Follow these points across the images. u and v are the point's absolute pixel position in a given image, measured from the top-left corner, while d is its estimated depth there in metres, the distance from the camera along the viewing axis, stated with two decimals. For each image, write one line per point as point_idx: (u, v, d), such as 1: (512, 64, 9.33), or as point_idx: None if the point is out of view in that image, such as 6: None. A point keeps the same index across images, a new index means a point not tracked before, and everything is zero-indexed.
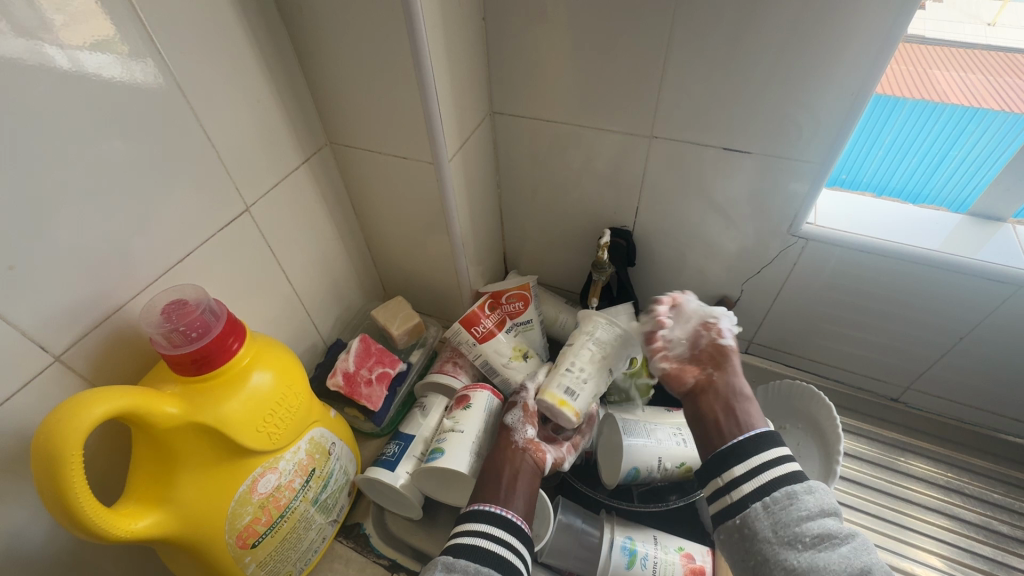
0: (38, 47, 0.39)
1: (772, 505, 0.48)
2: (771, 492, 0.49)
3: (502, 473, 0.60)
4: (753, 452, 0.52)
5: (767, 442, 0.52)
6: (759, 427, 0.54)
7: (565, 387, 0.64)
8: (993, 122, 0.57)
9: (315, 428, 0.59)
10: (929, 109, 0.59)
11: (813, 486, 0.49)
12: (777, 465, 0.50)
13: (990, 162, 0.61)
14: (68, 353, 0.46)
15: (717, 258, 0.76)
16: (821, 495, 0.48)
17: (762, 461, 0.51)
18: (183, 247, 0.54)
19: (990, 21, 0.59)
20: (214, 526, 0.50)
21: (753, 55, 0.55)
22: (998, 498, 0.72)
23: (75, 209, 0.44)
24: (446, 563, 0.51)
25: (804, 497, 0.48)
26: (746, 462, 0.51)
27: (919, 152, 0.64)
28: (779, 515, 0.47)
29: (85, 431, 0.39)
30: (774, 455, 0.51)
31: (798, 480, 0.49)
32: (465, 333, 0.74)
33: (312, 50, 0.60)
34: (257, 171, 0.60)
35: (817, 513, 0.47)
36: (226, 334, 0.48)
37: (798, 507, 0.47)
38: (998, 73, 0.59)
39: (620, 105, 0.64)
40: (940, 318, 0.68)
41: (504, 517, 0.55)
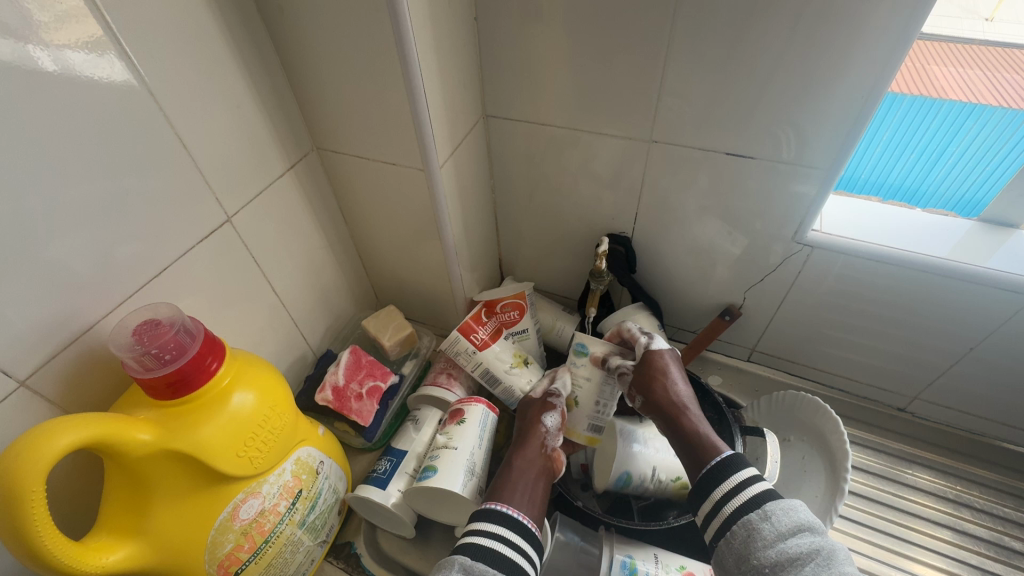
0: (22, 48, 0.37)
1: (734, 537, 0.48)
2: (732, 523, 0.49)
3: (531, 475, 0.60)
4: (712, 484, 0.52)
5: (720, 471, 0.52)
6: (721, 451, 0.54)
7: (590, 425, 0.68)
8: (992, 117, 0.55)
9: (301, 447, 0.57)
10: (927, 104, 0.56)
11: (770, 509, 0.47)
12: (731, 496, 0.50)
13: (991, 158, 0.58)
14: (34, 377, 0.44)
15: (718, 266, 0.74)
16: (781, 517, 0.47)
17: (719, 494, 0.51)
18: (161, 261, 0.51)
19: (988, 16, 0.55)
20: (192, 556, 0.48)
21: (758, 56, 0.52)
22: (1008, 512, 0.70)
23: (43, 223, 0.41)
24: (465, 563, 0.48)
25: (761, 525, 0.47)
26: (709, 498, 0.52)
27: (916, 149, 0.61)
28: (741, 548, 0.47)
29: (49, 464, 0.36)
30: (730, 486, 0.51)
31: (756, 507, 0.48)
32: (463, 342, 0.71)
33: (295, 51, 0.57)
34: (239, 179, 0.58)
35: (774, 540, 0.46)
36: (204, 354, 0.46)
37: (757, 537, 0.47)
38: (994, 69, 0.56)
39: (618, 109, 0.62)
40: (949, 328, 0.65)
41: (521, 522, 0.53)
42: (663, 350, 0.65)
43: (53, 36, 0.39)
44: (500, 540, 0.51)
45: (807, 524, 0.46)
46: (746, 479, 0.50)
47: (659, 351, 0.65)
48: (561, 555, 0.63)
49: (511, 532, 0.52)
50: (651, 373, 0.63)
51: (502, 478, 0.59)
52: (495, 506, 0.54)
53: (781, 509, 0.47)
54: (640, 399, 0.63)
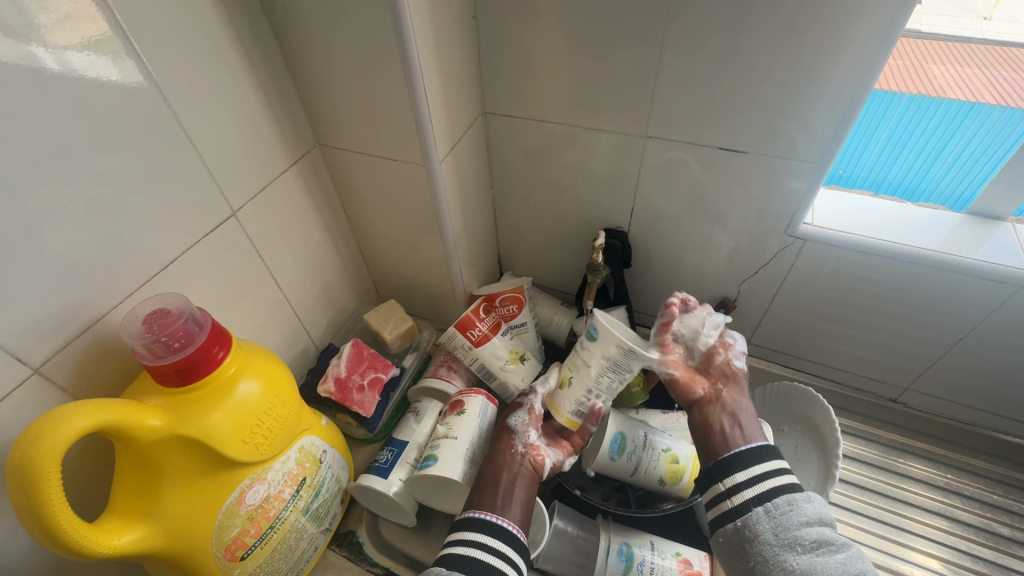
0: (26, 49, 0.38)
1: (773, 509, 0.50)
2: (771, 499, 0.51)
3: (500, 477, 0.59)
4: (756, 459, 0.54)
5: (766, 452, 0.55)
6: (759, 440, 0.57)
7: (577, 407, 0.65)
8: (990, 114, 0.56)
9: (305, 436, 0.58)
10: (926, 103, 0.57)
11: (812, 495, 0.51)
12: (776, 474, 0.52)
13: (989, 156, 0.59)
14: (47, 364, 0.45)
15: (713, 259, 0.75)
16: (819, 504, 0.50)
17: (763, 468, 0.53)
18: (169, 253, 0.53)
19: (986, 15, 0.58)
20: (200, 539, 0.49)
21: (752, 52, 0.54)
22: (996, 499, 0.71)
23: (55, 215, 0.43)
24: (441, 574, 0.50)
25: (804, 505, 0.50)
26: (750, 470, 0.53)
27: (916, 146, 0.62)
28: (781, 519, 0.49)
29: (64, 446, 0.38)
30: (773, 464, 0.53)
31: (796, 488, 0.51)
32: (459, 338, 0.72)
33: (298, 49, 0.58)
34: (243, 174, 0.59)
35: (813, 520, 0.49)
36: (211, 342, 0.47)
37: (798, 513, 0.49)
38: (992, 67, 0.58)
39: (614, 105, 0.63)
40: (939, 319, 0.67)
41: (499, 526, 0.54)
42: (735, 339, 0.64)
43: (59, 36, 0.40)
44: (479, 547, 0.52)
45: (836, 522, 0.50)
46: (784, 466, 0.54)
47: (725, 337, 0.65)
48: (558, 541, 0.65)
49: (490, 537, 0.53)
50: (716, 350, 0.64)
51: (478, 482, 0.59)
52: (477, 513, 0.55)
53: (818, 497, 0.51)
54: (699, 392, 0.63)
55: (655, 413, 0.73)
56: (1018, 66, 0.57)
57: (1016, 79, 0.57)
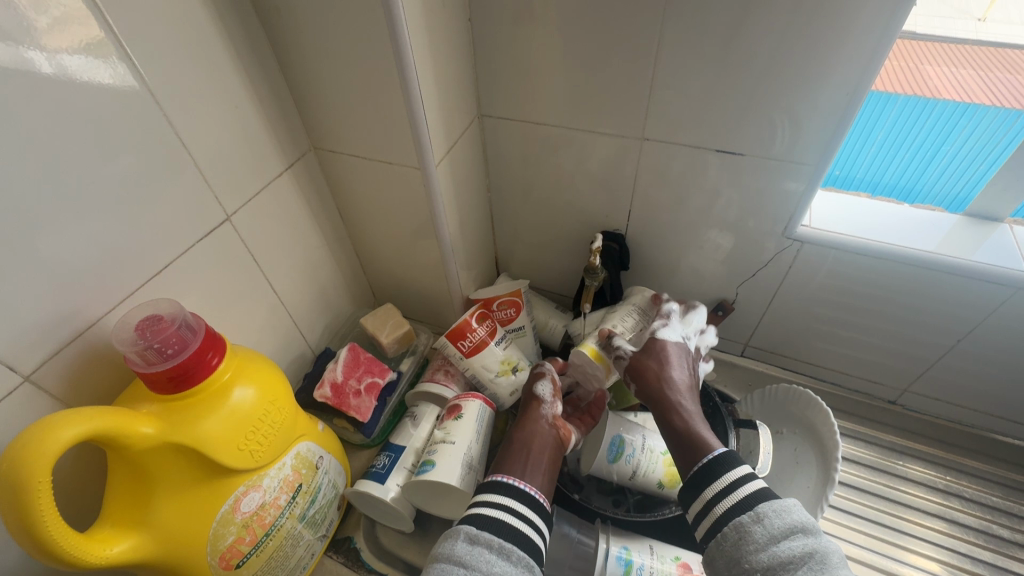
0: (20, 53, 0.38)
1: (724, 540, 0.49)
2: (721, 526, 0.50)
3: (530, 447, 0.61)
4: (705, 482, 0.53)
5: (714, 470, 0.53)
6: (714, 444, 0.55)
7: None
8: (985, 116, 0.56)
9: (301, 442, 0.57)
10: (921, 104, 0.57)
11: (762, 511, 0.48)
12: (722, 498, 0.51)
13: (985, 156, 0.59)
14: (39, 372, 0.45)
15: (710, 261, 0.75)
16: (773, 520, 0.47)
17: (711, 494, 0.52)
18: (163, 258, 0.52)
19: (980, 16, 0.57)
20: (194, 548, 0.48)
21: (748, 54, 0.53)
22: (996, 501, 0.71)
23: (46, 220, 0.42)
24: (470, 533, 0.49)
25: (753, 528, 0.48)
26: (702, 498, 0.52)
27: (912, 147, 0.62)
28: (732, 551, 0.48)
29: (55, 455, 0.37)
30: (721, 486, 0.51)
31: (747, 509, 0.49)
32: (452, 347, 0.71)
33: (291, 52, 0.58)
34: (237, 178, 0.58)
35: (766, 543, 0.46)
36: (205, 348, 0.47)
37: (748, 540, 0.48)
38: (987, 69, 0.58)
39: (611, 107, 0.63)
40: (937, 320, 0.67)
41: (520, 489, 0.54)
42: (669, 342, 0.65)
43: (51, 39, 0.39)
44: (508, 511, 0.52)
45: (800, 526, 0.47)
46: (733, 479, 0.51)
47: (664, 341, 0.65)
48: (557, 545, 0.64)
49: (519, 504, 0.52)
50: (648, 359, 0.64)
51: (507, 453, 0.60)
52: (506, 479, 0.55)
53: (772, 511, 0.48)
54: (632, 382, 0.64)
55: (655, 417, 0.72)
56: (1015, 68, 0.57)
57: (1012, 80, 0.57)
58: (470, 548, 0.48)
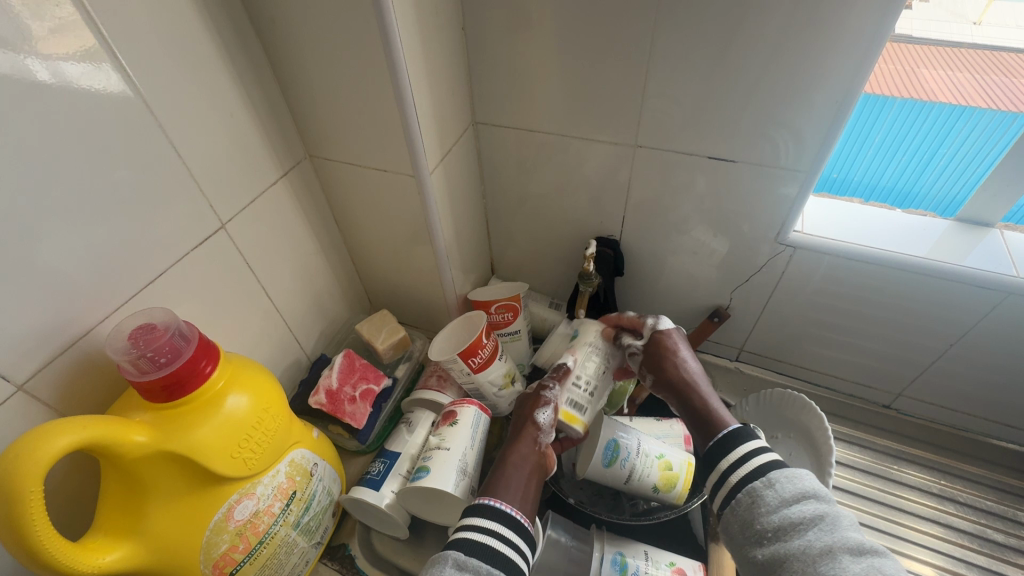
0: (19, 60, 0.38)
1: (738, 505, 0.48)
2: (736, 493, 0.49)
3: (524, 470, 0.59)
4: (720, 453, 0.52)
5: (729, 441, 0.52)
6: (729, 424, 0.55)
7: (573, 401, 0.66)
8: (981, 120, 0.57)
9: (295, 449, 0.58)
10: (917, 107, 0.58)
11: (774, 477, 0.47)
12: (738, 466, 0.50)
13: (981, 159, 0.59)
14: (32, 381, 0.45)
15: (704, 267, 0.75)
16: (784, 485, 0.46)
17: (726, 463, 0.50)
18: (158, 265, 0.53)
19: (976, 20, 0.58)
20: (188, 556, 0.48)
21: (738, 61, 0.54)
22: (991, 505, 0.71)
23: (40, 229, 0.42)
24: (459, 559, 0.47)
25: (765, 493, 0.47)
26: (718, 467, 0.51)
27: (909, 150, 0.62)
28: (746, 515, 0.47)
29: (47, 463, 0.37)
30: (738, 455, 0.50)
31: (759, 475, 0.48)
32: (460, 364, 0.70)
33: (286, 60, 0.58)
34: (232, 186, 0.59)
35: (778, 506, 0.45)
36: (199, 356, 0.47)
37: (760, 504, 0.46)
38: (984, 72, 0.58)
39: (604, 114, 0.64)
40: (931, 324, 0.67)
41: (514, 518, 0.52)
42: (670, 330, 0.65)
43: (49, 47, 0.40)
44: (495, 536, 0.50)
45: (812, 492, 0.45)
46: (750, 448, 0.50)
47: (666, 332, 0.65)
48: (553, 551, 0.64)
49: (506, 527, 0.50)
50: (655, 353, 0.64)
51: (496, 475, 0.58)
52: (490, 501, 0.53)
53: (784, 477, 0.47)
54: (649, 375, 0.65)
55: (649, 421, 0.72)
56: (1011, 71, 0.57)
57: (1009, 83, 0.57)
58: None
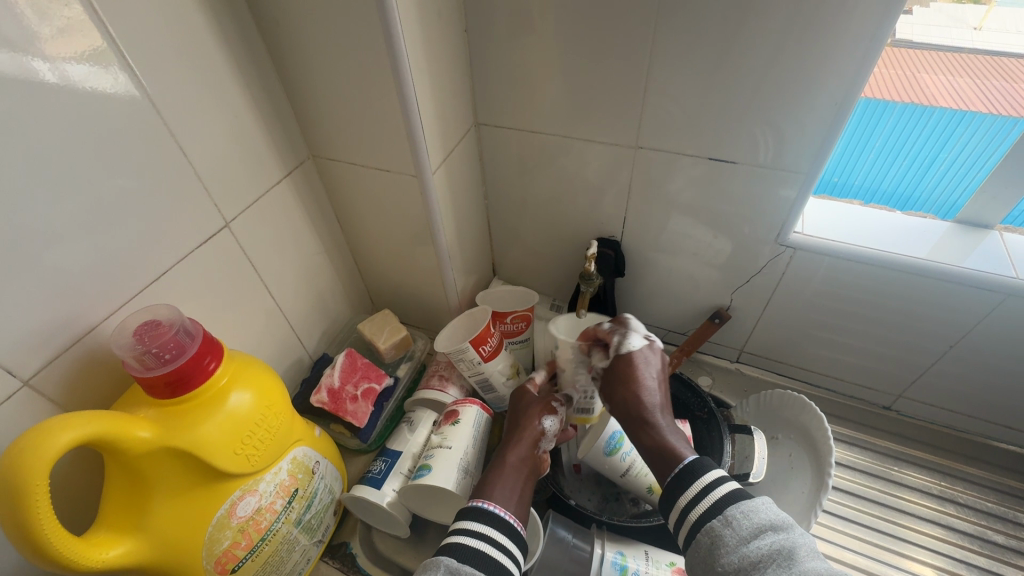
0: (25, 60, 0.39)
1: (699, 547, 0.46)
2: (697, 533, 0.47)
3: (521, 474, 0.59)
4: (676, 493, 0.49)
5: (685, 477, 0.49)
6: (686, 457, 0.51)
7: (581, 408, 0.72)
8: (982, 124, 0.57)
9: (297, 447, 0.58)
10: (917, 112, 0.58)
11: (731, 514, 0.45)
12: (694, 503, 0.48)
13: (980, 164, 0.60)
14: (37, 377, 0.45)
15: (705, 269, 0.76)
16: (741, 521, 0.45)
17: (683, 501, 0.48)
18: (162, 264, 0.53)
19: (976, 25, 0.58)
20: (190, 552, 0.49)
21: (739, 64, 0.55)
22: (992, 506, 0.71)
23: (47, 227, 0.43)
24: (451, 565, 0.47)
25: (723, 532, 0.45)
26: (675, 507, 0.49)
27: (909, 154, 0.63)
28: (706, 558, 0.45)
29: (52, 458, 0.37)
30: (693, 492, 0.48)
31: (717, 512, 0.46)
32: (471, 352, 0.70)
33: (290, 61, 0.59)
34: (237, 186, 0.59)
35: (737, 545, 0.44)
36: (203, 353, 0.47)
37: (720, 544, 0.45)
38: (984, 76, 0.58)
39: (605, 115, 0.64)
40: (931, 325, 0.67)
41: (508, 524, 0.52)
42: (634, 351, 0.60)
43: (52, 48, 0.40)
44: (487, 540, 0.49)
45: (769, 524, 0.44)
46: (705, 483, 0.48)
47: (630, 354, 0.60)
48: (554, 550, 0.65)
49: (498, 531, 0.50)
50: (618, 380, 0.59)
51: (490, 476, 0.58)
52: (484, 505, 0.53)
53: (740, 512, 0.45)
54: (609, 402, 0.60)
55: None
56: (1011, 76, 0.57)
57: (1008, 87, 0.57)
58: None
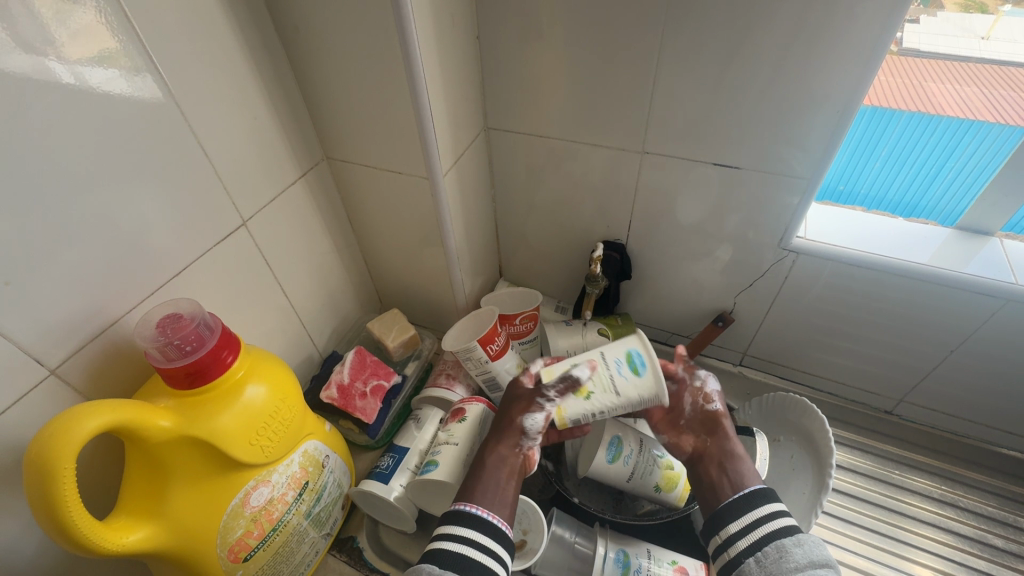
0: (42, 61, 0.40)
1: (764, 558, 0.50)
2: (763, 546, 0.51)
3: (501, 481, 0.57)
4: (746, 506, 0.54)
5: (757, 498, 0.54)
6: (755, 485, 0.56)
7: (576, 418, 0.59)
8: (989, 133, 0.58)
9: (309, 440, 0.59)
10: (925, 121, 0.60)
11: (803, 538, 0.50)
12: (764, 521, 0.52)
13: (988, 173, 0.61)
14: (63, 366, 0.47)
15: (709, 272, 0.77)
16: (812, 547, 0.49)
17: (755, 515, 0.53)
18: (183, 259, 0.55)
19: (984, 34, 0.59)
20: (205, 540, 0.50)
21: (742, 71, 0.56)
22: (992, 511, 0.71)
23: (74, 221, 0.45)
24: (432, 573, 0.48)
25: (792, 549, 0.49)
26: (739, 520, 0.53)
27: (916, 163, 0.64)
28: (772, 566, 0.49)
29: (79, 443, 0.39)
30: (766, 510, 0.53)
31: (788, 533, 0.51)
32: (479, 351, 0.72)
33: (308, 66, 0.61)
34: (253, 186, 0.61)
35: (806, 565, 0.48)
36: (221, 347, 0.49)
37: (788, 559, 0.49)
38: (992, 86, 0.59)
39: (612, 121, 0.66)
40: (933, 330, 0.68)
41: (491, 524, 0.52)
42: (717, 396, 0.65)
43: (69, 50, 0.41)
44: (472, 544, 0.51)
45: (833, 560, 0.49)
46: (779, 507, 0.54)
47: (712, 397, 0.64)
48: (557, 546, 0.66)
49: (483, 534, 0.51)
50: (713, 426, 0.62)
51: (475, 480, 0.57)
52: (465, 507, 0.53)
53: (812, 541, 0.50)
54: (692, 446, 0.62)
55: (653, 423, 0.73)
56: (1019, 86, 0.58)
57: (1015, 97, 0.58)
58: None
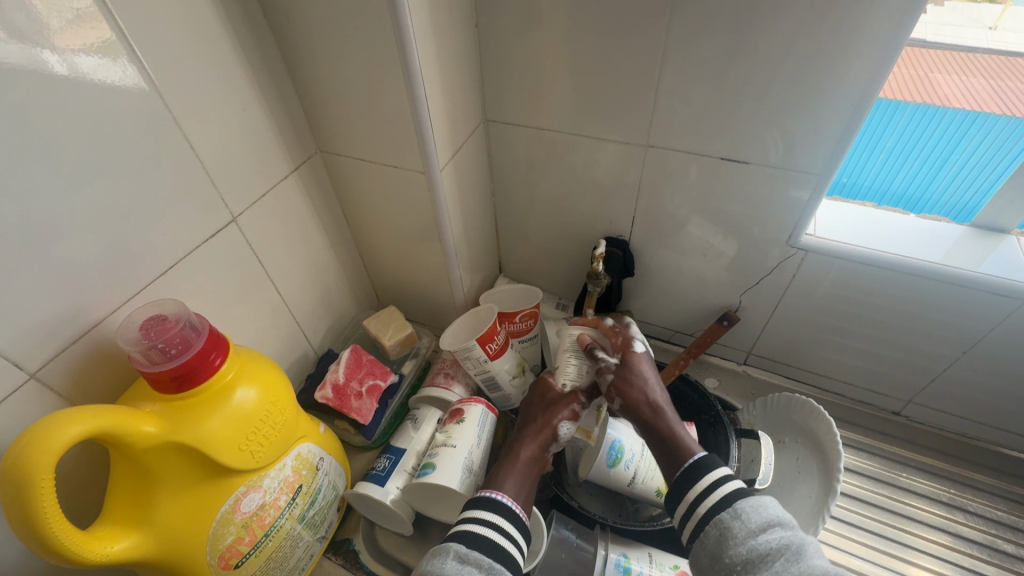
0: (33, 51, 0.38)
1: (706, 538, 0.48)
2: (704, 525, 0.48)
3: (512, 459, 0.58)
4: (686, 486, 0.51)
5: (694, 473, 0.51)
6: (697, 452, 0.53)
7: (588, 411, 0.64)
8: (995, 125, 0.56)
9: (302, 443, 0.58)
10: (929, 113, 0.57)
11: (741, 507, 0.47)
12: (704, 497, 0.49)
13: (993, 166, 0.59)
14: (43, 370, 0.45)
15: (714, 269, 0.75)
16: (750, 515, 0.46)
17: (692, 496, 0.50)
18: (170, 258, 0.53)
19: (992, 24, 0.57)
20: (196, 547, 0.49)
21: (753, 62, 0.53)
22: (1002, 515, 0.70)
23: (57, 219, 0.43)
24: (460, 552, 0.47)
25: (733, 524, 0.47)
26: (684, 499, 0.51)
27: (920, 156, 0.62)
28: (714, 547, 0.47)
29: (59, 452, 0.37)
30: (702, 486, 0.50)
31: (726, 506, 0.48)
32: (478, 350, 0.70)
33: (300, 55, 0.58)
34: (244, 180, 0.59)
35: (745, 537, 0.45)
36: (209, 349, 0.47)
37: (728, 535, 0.46)
38: (996, 77, 0.58)
39: (615, 112, 0.63)
40: (944, 331, 0.66)
41: (509, 508, 0.51)
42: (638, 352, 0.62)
43: (59, 39, 0.40)
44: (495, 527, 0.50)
45: (776, 520, 0.46)
46: (721, 475, 0.50)
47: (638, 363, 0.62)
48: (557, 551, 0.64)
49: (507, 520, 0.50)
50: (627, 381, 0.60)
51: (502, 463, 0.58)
52: (494, 494, 0.52)
53: (750, 506, 0.47)
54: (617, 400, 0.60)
55: None
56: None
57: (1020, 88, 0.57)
58: (460, 567, 0.46)
